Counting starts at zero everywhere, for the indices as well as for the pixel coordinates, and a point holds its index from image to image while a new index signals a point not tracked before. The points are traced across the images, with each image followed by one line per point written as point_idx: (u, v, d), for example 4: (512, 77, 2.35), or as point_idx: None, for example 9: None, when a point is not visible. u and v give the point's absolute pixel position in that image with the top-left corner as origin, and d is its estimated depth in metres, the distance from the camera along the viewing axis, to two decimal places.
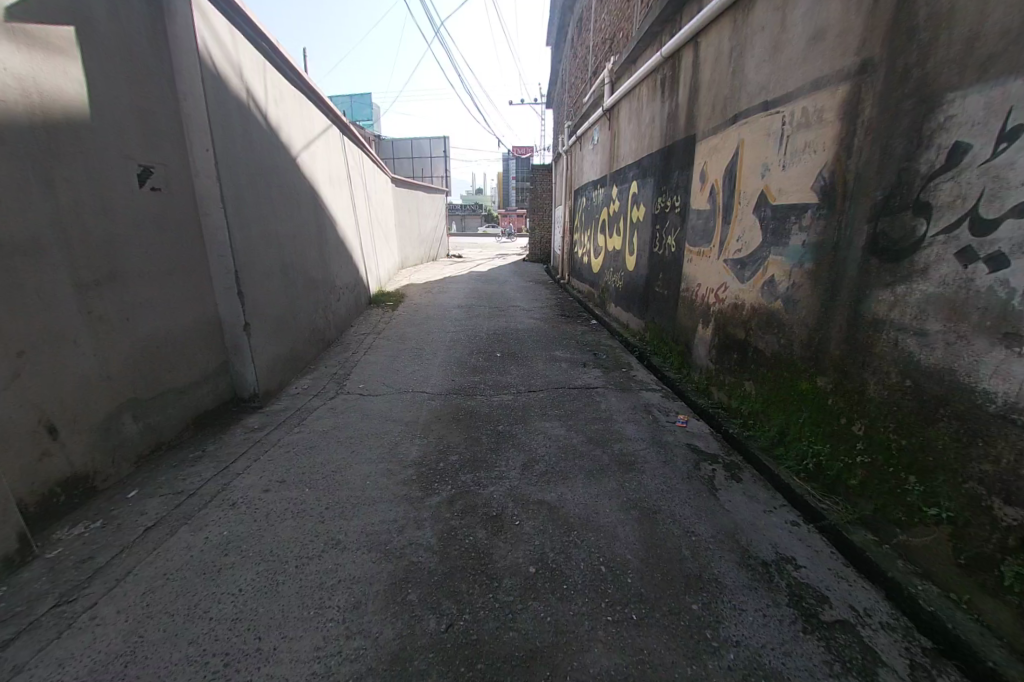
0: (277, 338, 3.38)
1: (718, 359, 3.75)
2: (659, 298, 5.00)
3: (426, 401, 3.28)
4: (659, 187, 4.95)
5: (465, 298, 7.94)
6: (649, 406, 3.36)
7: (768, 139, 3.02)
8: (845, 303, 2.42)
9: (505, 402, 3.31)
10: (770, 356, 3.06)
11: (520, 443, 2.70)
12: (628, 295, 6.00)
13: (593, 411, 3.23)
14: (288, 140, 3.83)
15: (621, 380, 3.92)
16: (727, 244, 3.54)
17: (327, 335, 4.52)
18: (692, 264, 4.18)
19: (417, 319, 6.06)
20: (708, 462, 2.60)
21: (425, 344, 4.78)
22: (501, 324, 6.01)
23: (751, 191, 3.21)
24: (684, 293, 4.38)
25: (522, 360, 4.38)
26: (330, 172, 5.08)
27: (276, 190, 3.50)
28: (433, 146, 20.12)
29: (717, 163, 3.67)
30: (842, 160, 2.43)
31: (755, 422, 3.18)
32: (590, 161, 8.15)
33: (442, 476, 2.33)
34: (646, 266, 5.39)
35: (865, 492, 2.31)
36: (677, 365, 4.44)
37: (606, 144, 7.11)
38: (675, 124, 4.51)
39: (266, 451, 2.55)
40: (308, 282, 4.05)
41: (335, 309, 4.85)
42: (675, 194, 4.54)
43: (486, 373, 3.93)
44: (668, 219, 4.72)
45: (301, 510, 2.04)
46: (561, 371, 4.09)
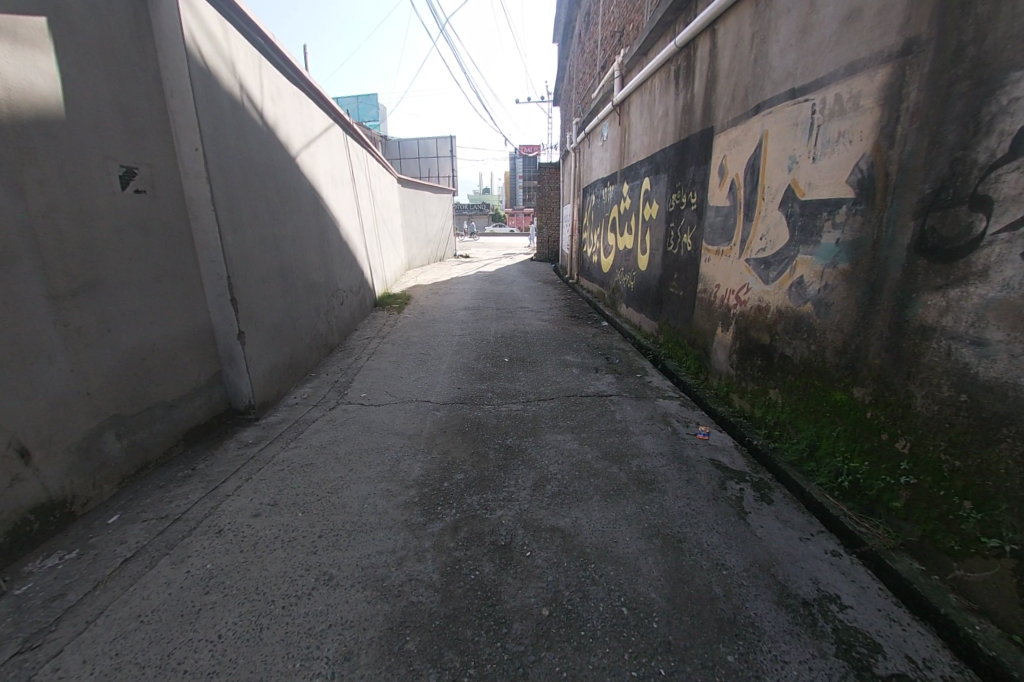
0: (275, 346, 3.22)
1: (740, 364, 3.53)
2: (674, 299, 4.78)
3: (431, 411, 3.10)
4: (674, 183, 4.73)
5: (472, 299, 7.76)
6: (667, 416, 3.15)
7: (796, 129, 2.80)
8: (887, 308, 2.19)
9: (514, 412, 3.12)
10: (798, 362, 2.84)
11: (530, 459, 2.52)
12: (641, 296, 5.78)
13: (607, 421, 3.03)
14: (286, 139, 3.68)
15: (636, 387, 3.72)
16: (750, 243, 3.33)
17: (329, 340, 4.37)
18: (710, 263, 3.96)
19: (423, 322, 5.90)
20: (735, 481, 2.40)
21: (430, 349, 4.60)
22: (510, 326, 5.82)
23: (777, 185, 2.99)
24: (701, 294, 4.16)
25: (531, 366, 4.19)
26: (332, 172, 4.93)
27: (273, 191, 3.34)
28: (439, 145, 19.97)
29: (738, 157, 3.45)
30: (883, 150, 2.21)
31: (782, 433, 2.97)
32: (599, 158, 7.92)
33: (447, 497, 2.15)
34: (660, 265, 5.17)
35: (910, 516, 2.08)
36: (693, 370, 4.23)
37: (616, 140, 6.88)
38: (691, 116, 4.29)
39: (259, 469, 2.39)
40: (309, 287, 3.90)
41: (338, 313, 4.70)
42: (691, 190, 4.32)
43: (493, 380, 3.75)
44: (683, 216, 4.50)
45: (292, 539, 1.87)
46: (572, 377, 3.90)
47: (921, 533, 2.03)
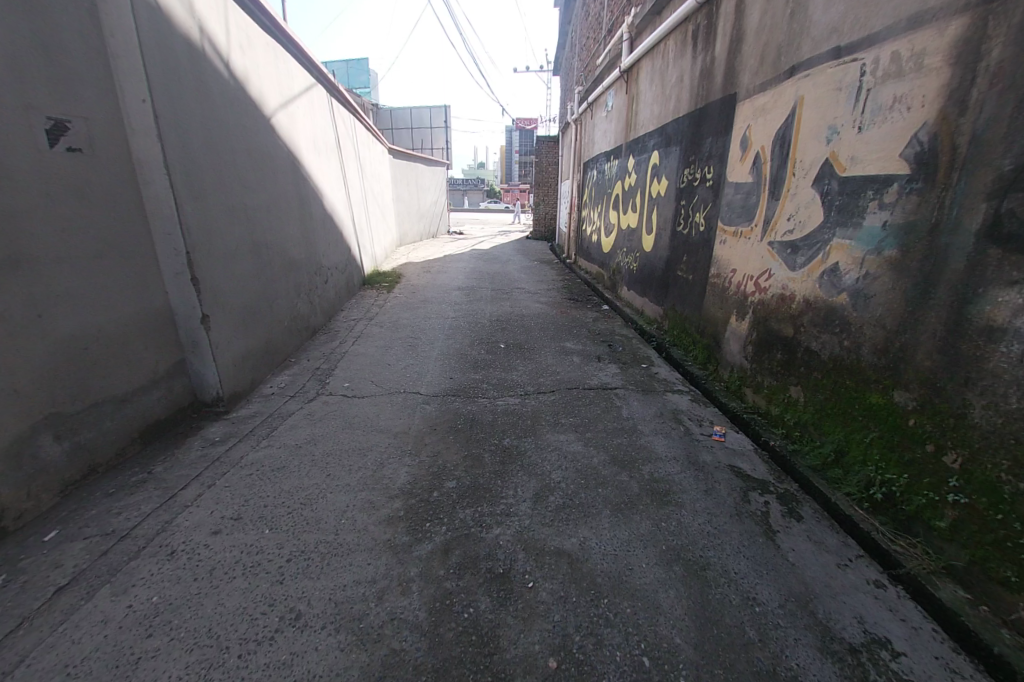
0: (249, 330, 2.90)
1: (756, 358, 3.29)
2: (683, 283, 4.47)
3: (420, 405, 2.80)
4: (687, 157, 4.35)
5: (467, 278, 7.39)
6: (678, 413, 2.89)
7: (838, 95, 2.48)
8: (946, 303, 1.93)
9: (511, 407, 2.83)
10: (828, 359, 2.61)
11: (531, 464, 2.24)
12: (646, 278, 5.46)
13: (614, 419, 2.76)
14: (260, 96, 3.27)
15: (642, 378, 3.45)
16: (775, 224, 3.04)
17: (311, 321, 4.03)
18: (726, 246, 3.67)
19: (413, 303, 5.56)
20: (758, 492, 2.18)
21: (421, 333, 4.28)
22: (506, 309, 5.50)
23: (811, 160, 2.69)
24: (713, 278, 3.88)
25: (530, 353, 3.89)
26: (315, 138, 4.50)
27: (243, 155, 2.97)
28: (433, 115, 19.10)
29: (765, 127, 3.12)
30: (951, 118, 1.89)
31: (804, 435, 2.76)
32: (603, 130, 7.47)
33: (436, 511, 1.87)
34: (667, 246, 4.84)
35: (956, 537, 1.90)
36: (701, 360, 4.00)
37: (622, 111, 6.44)
38: (710, 82, 3.89)
39: (224, 474, 2.10)
40: (288, 264, 3.55)
41: (322, 293, 4.36)
42: (707, 165, 3.97)
43: (488, 369, 3.44)
44: (697, 194, 4.16)
45: (256, 563, 1.60)
46: (574, 367, 3.62)
47: (970, 558, 1.84)
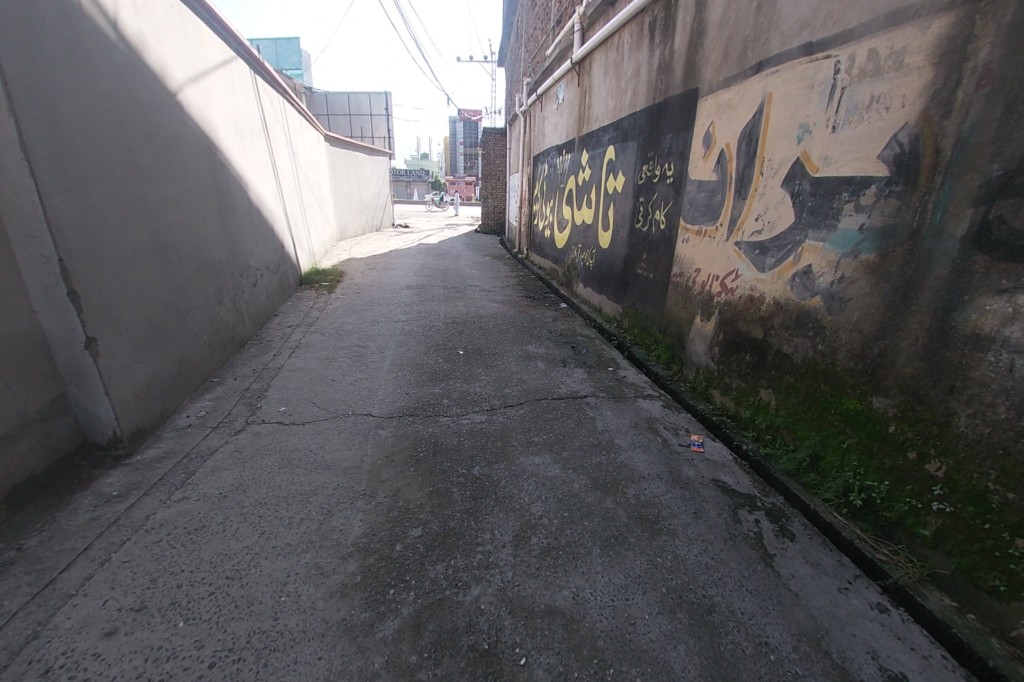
0: (156, 351, 2.38)
1: (723, 359, 3.22)
2: (643, 282, 4.37)
3: (372, 431, 2.43)
4: (645, 153, 4.26)
5: (415, 276, 6.93)
6: (653, 422, 2.75)
7: (810, 93, 2.45)
8: (929, 308, 1.95)
9: (477, 426, 2.53)
10: (802, 363, 2.57)
11: (507, 496, 1.97)
12: (603, 275, 5.34)
13: (590, 433, 2.55)
14: (163, 66, 2.70)
15: (611, 384, 3.27)
16: (741, 223, 2.98)
17: (237, 332, 3.49)
18: (688, 244, 3.59)
19: (357, 305, 5.06)
20: (747, 509, 2.07)
21: (369, 341, 3.85)
22: (461, 309, 5.16)
23: (781, 158, 2.65)
24: (675, 277, 3.80)
25: (491, 360, 3.59)
26: (236, 119, 3.90)
27: (140, 137, 2.42)
28: (372, 102, 18.10)
29: (730, 124, 3.07)
30: (935, 119, 1.90)
31: (777, 439, 2.72)
32: (554, 123, 7.29)
33: (401, 571, 1.56)
34: (625, 243, 4.73)
35: (939, 545, 1.90)
36: (665, 361, 3.91)
37: (574, 102, 6.29)
38: (670, 75, 3.81)
39: (123, 544, 1.65)
40: (206, 267, 3.02)
41: (249, 298, 3.80)
42: (667, 161, 3.88)
43: (448, 382, 3.11)
44: (657, 190, 4.06)
45: (167, 675, 1.22)
46: (539, 374, 3.38)
47: (955, 567, 1.83)
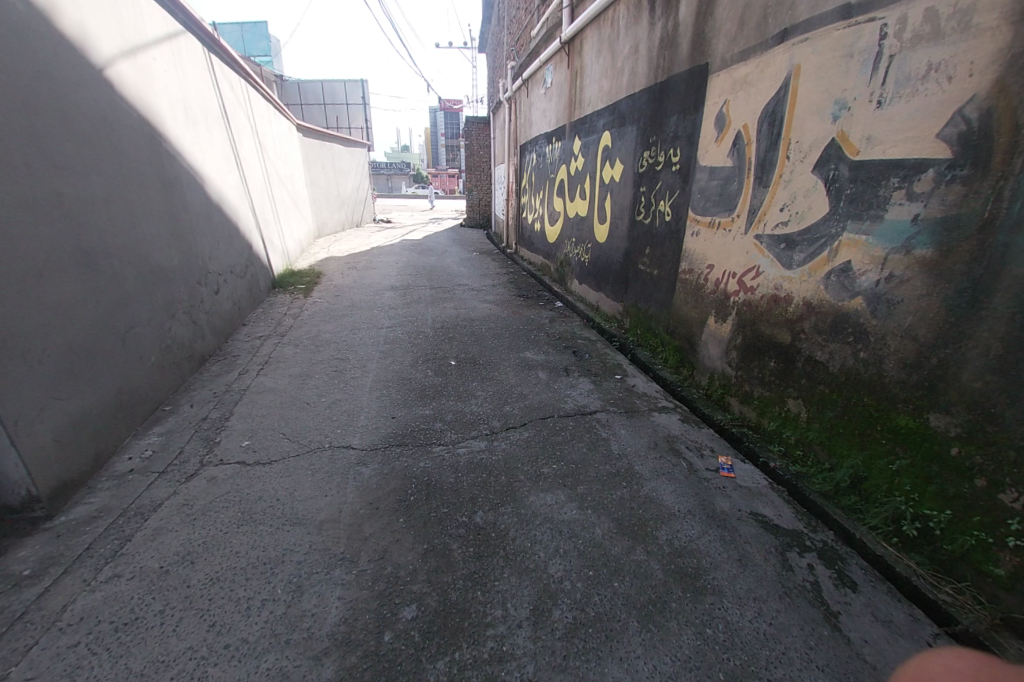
0: (86, 384, 1.98)
1: (741, 365, 2.92)
2: (647, 278, 4.05)
3: (353, 469, 2.06)
4: (648, 138, 3.93)
5: (399, 275, 6.49)
6: (674, 441, 2.43)
7: (848, 65, 2.14)
8: (1005, 313, 1.66)
9: (477, 457, 2.18)
10: (839, 371, 2.27)
11: (518, 552, 1.63)
12: (601, 271, 5.01)
13: (606, 460, 2.23)
14: (84, 35, 2.25)
15: (621, 395, 2.95)
16: (762, 215, 2.67)
17: (195, 348, 3.06)
18: (698, 238, 3.27)
19: (336, 310, 4.63)
20: (797, 551, 1.77)
21: (348, 354, 3.45)
22: (450, 311, 4.78)
23: (812, 141, 2.34)
24: (684, 273, 3.48)
25: (486, 371, 3.24)
26: (187, 104, 3.43)
27: (55, 122, 1.99)
28: (349, 92, 17.35)
29: (748, 103, 2.74)
30: (1012, 90, 1.61)
31: (811, 457, 2.43)
32: (542, 110, 6.90)
33: (390, 676, 1.22)
34: (626, 237, 4.41)
35: (1017, 588, 1.63)
36: (674, 364, 3.61)
37: (563, 87, 5.92)
38: (674, 51, 3.47)
39: (28, 651, 1.28)
40: (151, 275, 2.59)
41: (210, 307, 3.37)
42: (673, 146, 3.56)
43: (440, 401, 2.75)
44: (661, 179, 3.74)
45: None
46: (542, 387, 3.04)
47: None
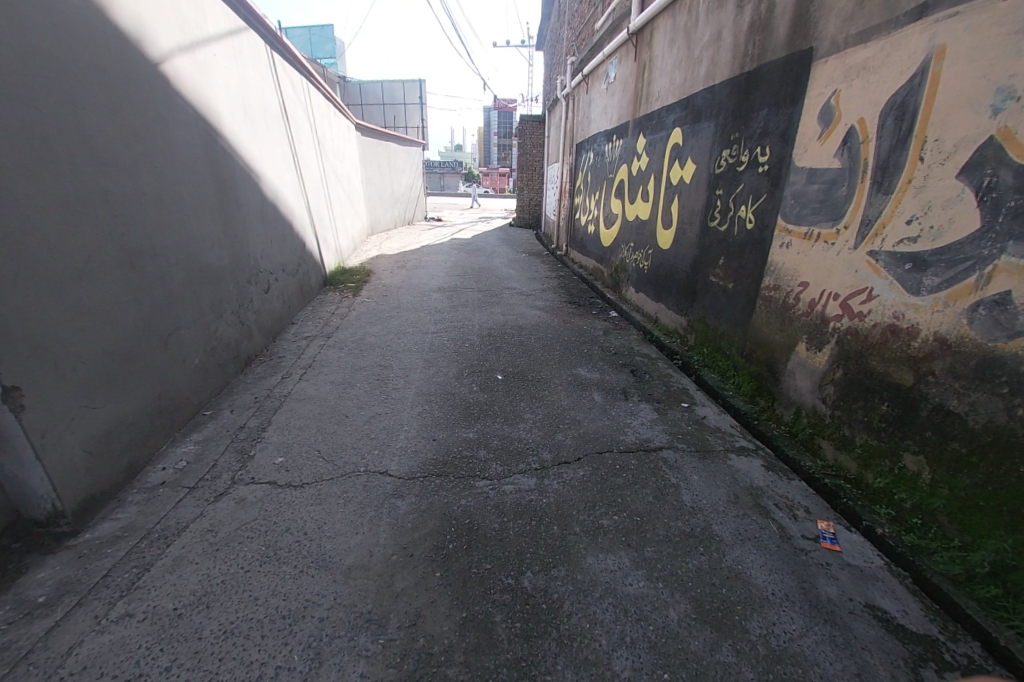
0: (122, 392, 1.91)
1: (840, 404, 2.48)
2: (719, 293, 3.62)
3: (387, 502, 1.84)
4: (728, 135, 3.50)
5: (448, 276, 6.35)
6: (758, 496, 2.07)
7: (1018, 43, 1.68)
8: None
9: (525, 498, 1.91)
10: (984, 429, 1.82)
11: (574, 636, 1.34)
12: (663, 281, 4.60)
13: (676, 516, 1.90)
14: (141, 28, 2.19)
15: (690, 430, 2.58)
16: (879, 227, 2.23)
17: (242, 349, 2.99)
18: (790, 251, 2.84)
19: (383, 311, 4.52)
20: (934, 668, 1.37)
21: (392, 360, 3.27)
22: (498, 318, 4.54)
23: (958, 139, 1.88)
24: (768, 290, 3.05)
25: (536, 389, 2.95)
26: (246, 100, 3.41)
27: (105, 117, 1.93)
28: (407, 91, 17.58)
29: (866, 93, 2.30)
30: None
31: (933, 529, 1.97)
32: (603, 106, 6.52)
33: None
34: (695, 245, 3.98)
35: None
36: (749, 393, 3.19)
37: (628, 81, 5.54)
38: (767, 36, 3.04)
39: None
40: (201, 275, 2.53)
41: (260, 306, 3.31)
42: (761, 144, 3.12)
43: (485, 423, 2.49)
44: (743, 181, 3.31)
45: None
46: (597, 412, 2.72)
47: None
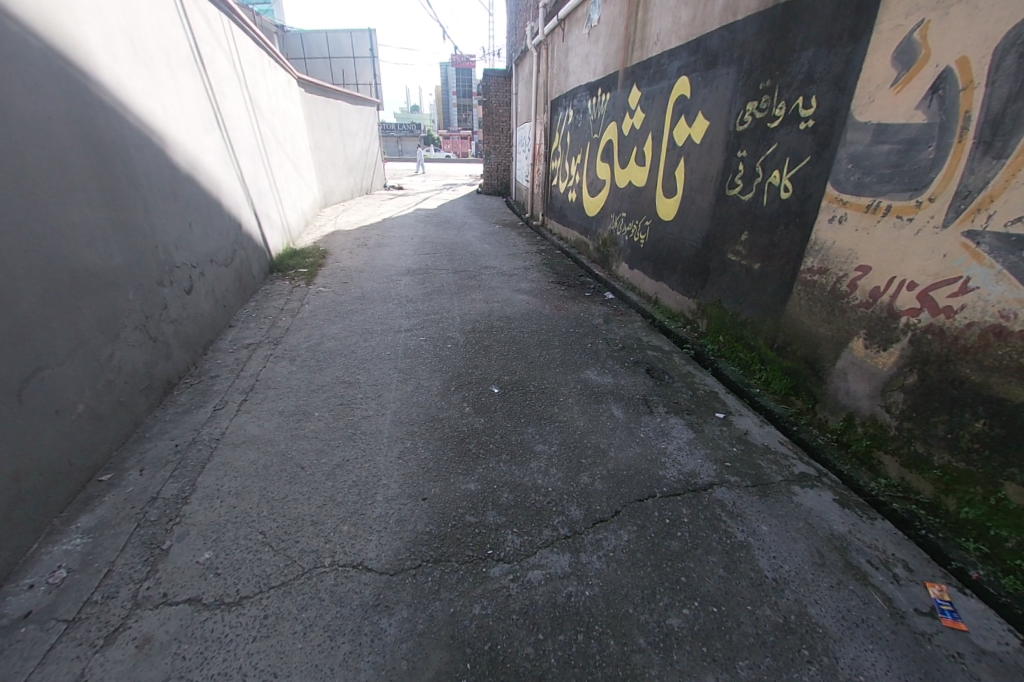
0: None
1: (912, 415, 2.08)
2: (741, 274, 3.13)
3: (368, 623, 1.27)
4: (757, 83, 2.92)
5: (416, 255, 5.57)
6: (845, 551, 1.66)
7: None
8: None
9: (560, 593, 1.38)
10: None
11: None
12: (666, 258, 4.06)
13: (760, 601, 1.43)
14: None
15: (737, 454, 2.11)
16: (984, 202, 1.79)
17: (158, 373, 2.25)
18: (845, 227, 2.36)
19: (343, 303, 3.79)
20: None
21: (358, 374, 2.61)
22: (481, 307, 3.89)
23: None
24: (811, 273, 2.58)
25: (542, 406, 2.38)
26: (136, 32, 2.48)
27: None
28: (354, 42, 15.77)
29: (973, 25, 1.80)
30: None
31: None
32: (584, 55, 5.74)
33: None
34: (708, 215, 3.44)
35: None
36: (782, 392, 2.76)
37: (617, 23, 4.78)
38: None
39: None
40: (76, 285, 1.76)
41: (182, 313, 2.55)
42: (805, 93, 2.57)
43: (487, 464, 1.92)
44: (777, 139, 2.76)
45: None
46: (623, 433, 2.19)
47: None
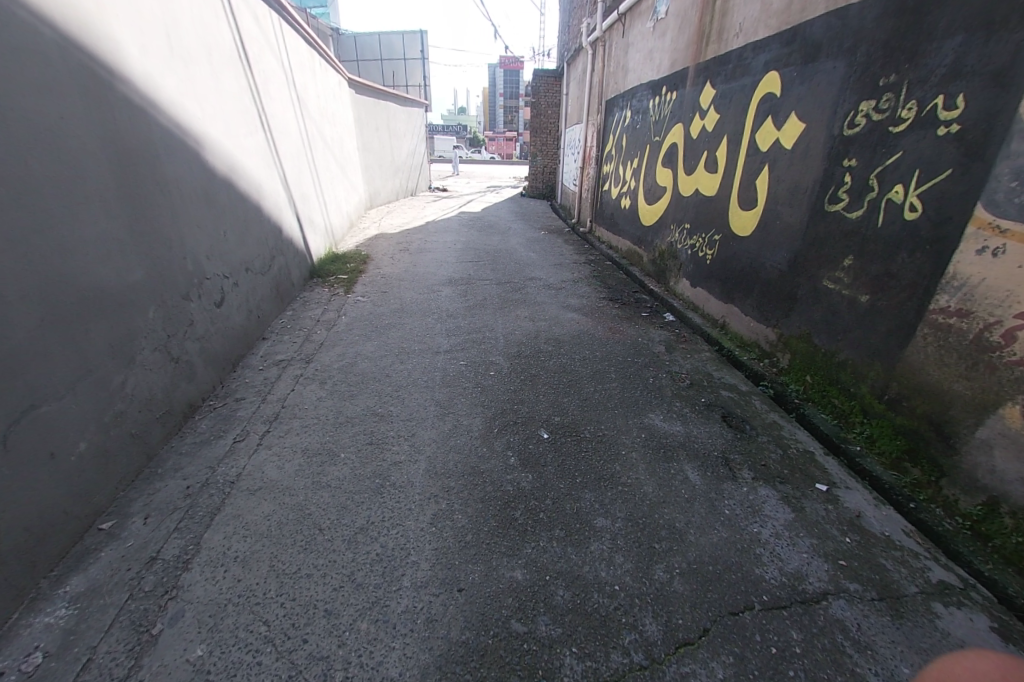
0: None
1: None
2: (842, 306, 2.63)
3: None
4: (875, 78, 2.42)
5: (459, 262, 5.31)
6: None
7: None
8: None
9: None
10: None
11: None
12: (740, 279, 3.57)
13: None
14: None
15: (851, 547, 1.67)
16: None
17: (178, 398, 2.05)
18: (1002, 262, 1.85)
19: (381, 317, 3.55)
20: None
21: (390, 406, 2.33)
22: (527, 326, 3.56)
23: None
24: (943, 315, 2.08)
25: (600, 462, 2.01)
26: (174, 26, 2.31)
27: None
28: (406, 43, 15.84)
29: None
30: None
31: None
32: (647, 51, 5.28)
33: None
34: (799, 234, 2.95)
35: None
36: (892, 456, 2.25)
37: (689, 14, 4.31)
38: None
39: None
40: (85, 306, 1.56)
41: (209, 328, 2.35)
42: (947, 90, 2.07)
43: (536, 542, 1.57)
44: (903, 147, 2.27)
45: None
46: (701, 506, 1.79)
47: None
